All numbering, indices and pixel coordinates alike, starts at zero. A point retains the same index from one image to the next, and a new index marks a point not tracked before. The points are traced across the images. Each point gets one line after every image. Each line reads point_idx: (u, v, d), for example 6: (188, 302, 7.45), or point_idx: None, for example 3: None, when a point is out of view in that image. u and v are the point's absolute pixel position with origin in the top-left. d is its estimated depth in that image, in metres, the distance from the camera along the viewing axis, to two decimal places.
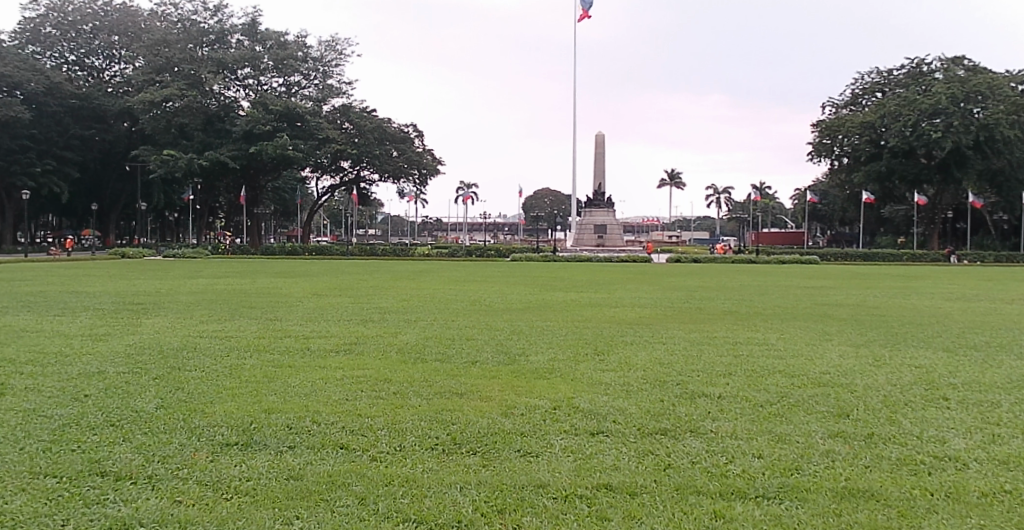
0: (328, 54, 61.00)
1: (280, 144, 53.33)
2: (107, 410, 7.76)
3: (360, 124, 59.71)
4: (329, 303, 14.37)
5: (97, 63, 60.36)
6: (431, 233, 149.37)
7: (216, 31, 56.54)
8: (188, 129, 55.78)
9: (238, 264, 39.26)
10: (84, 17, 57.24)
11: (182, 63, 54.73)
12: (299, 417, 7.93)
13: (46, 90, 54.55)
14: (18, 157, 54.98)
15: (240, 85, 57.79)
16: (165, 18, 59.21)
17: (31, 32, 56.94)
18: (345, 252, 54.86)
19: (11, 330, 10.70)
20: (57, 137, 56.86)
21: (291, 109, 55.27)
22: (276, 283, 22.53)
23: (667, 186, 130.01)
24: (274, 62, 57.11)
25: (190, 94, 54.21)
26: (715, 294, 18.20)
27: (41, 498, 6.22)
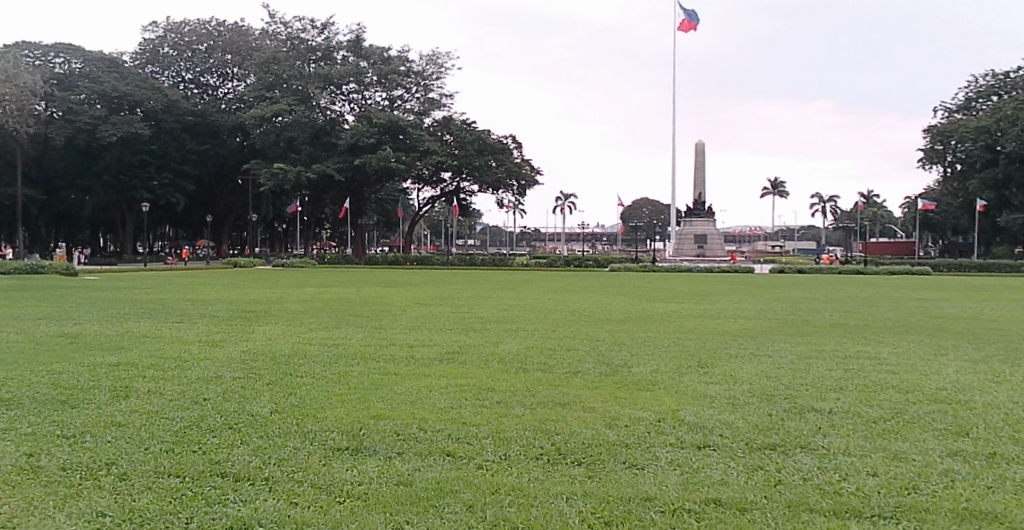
0: (429, 68, 61.41)
1: (384, 156, 54.45)
2: (226, 414, 7.97)
3: (461, 135, 59.99)
4: (429, 312, 14.54)
5: (212, 81, 63.86)
6: (530, 243, 150.11)
7: (323, 49, 58.36)
8: (296, 143, 57.63)
9: (345, 273, 40.49)
10: (200, 37, 60.84)
11: (291, 80, 57.08)
12: (406, 424, 7.98)
13: (164, 107, 58.18)
14: (138, 172, 57.77)
15: (345, 100, 59.25)
16: (274, 37, 60.74)
17: (151, 52, 61.56)
18: (445, 261, 55.73)
19: (134, 335, 11.16)
20: (174, 152, 59.57)
21: (393, 122, 56.25)
22: (380, 292, 22.95)
23: (768, 195, 127.11)
24: (378, 77, 58.43)
25: (298, 108, 56.02)
26: (822, 306, 17.65)
27: (165, 497, 6.43)
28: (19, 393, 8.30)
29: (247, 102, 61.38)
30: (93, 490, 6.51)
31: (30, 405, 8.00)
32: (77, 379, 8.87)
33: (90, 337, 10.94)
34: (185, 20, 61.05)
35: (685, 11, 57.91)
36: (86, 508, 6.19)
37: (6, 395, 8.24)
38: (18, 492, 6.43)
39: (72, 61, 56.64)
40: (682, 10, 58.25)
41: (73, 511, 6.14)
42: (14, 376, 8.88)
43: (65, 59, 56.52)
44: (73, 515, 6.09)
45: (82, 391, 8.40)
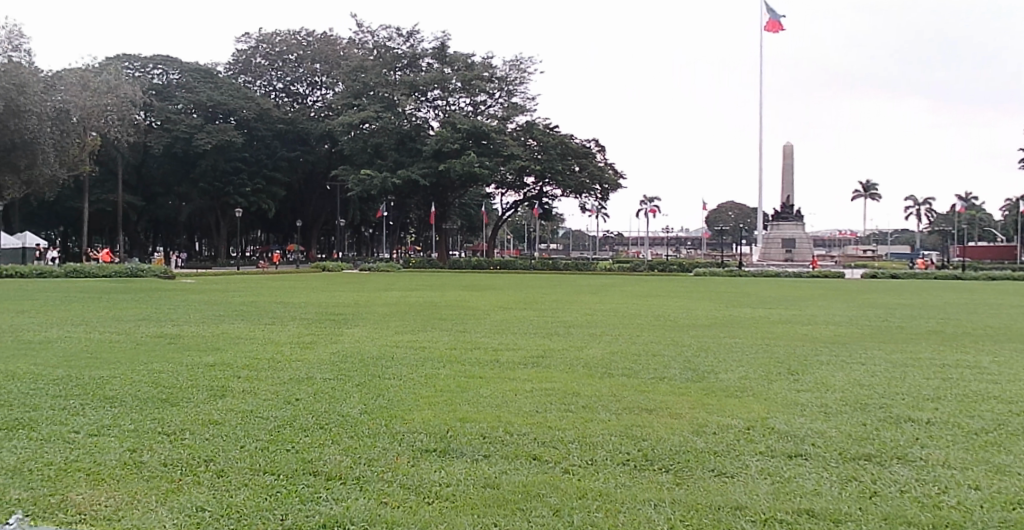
0: (513, 73, 61.48)
1: (468, 161, 55.16)
2: (317, 414, 8.14)
3: (544, 140, 59.45)
4: (513, 316, 14.63)
5: (302, 90, 65.71)
6: (613, 247, 149.45)
7: (408, 56, 60.06)
8: (383, 149, 59.11)
9: (430, 277, 41.14)
10: (289, 47, 62.92)
11: (378, 87, 58.75)
12: (492, 426, 8.00)
13: (257, 116, 60.49)
14: (232, 179, 59.62)
15: (430, 106, 60.33)
16: (361, 45, 62.57)
17: (243, 63, 64.41)
18: (528, 265, 56.02)
19: (228, 337, 11.54)
20: (265, 159, 61.83)
21: (478, 128, 56.46)
22: (465, 296, 23.13)
23: (859, 197, 123.74)
24: (462, 83, 58.50)
25: (385, 116, 57.73)
26: (920, 313, 17.07)
27: (262, 493, 6.59)
28: (122, 391, 8.66)
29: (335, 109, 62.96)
30: (192, 486, 6.71)
31: (133, 402, 8.34)
32: (175, 378, 9.18)
33: (186, 337, 11.34)
34: (277, 31, 63.55)
35: (770, 11, 57.08)
36: (186, 503, 6.38)
37: (110, 392, 8.64)
38: (123, 485, 6.68)
39: (170, 72, 60.21)
40: (767, 10, 57.41)
41: (174, 505, 6.34)
42: (118, 375, 9.26)
43: (164, 71, 60.04)
44: (174, 509, 6.29)
45: (180, 390, 8.68)
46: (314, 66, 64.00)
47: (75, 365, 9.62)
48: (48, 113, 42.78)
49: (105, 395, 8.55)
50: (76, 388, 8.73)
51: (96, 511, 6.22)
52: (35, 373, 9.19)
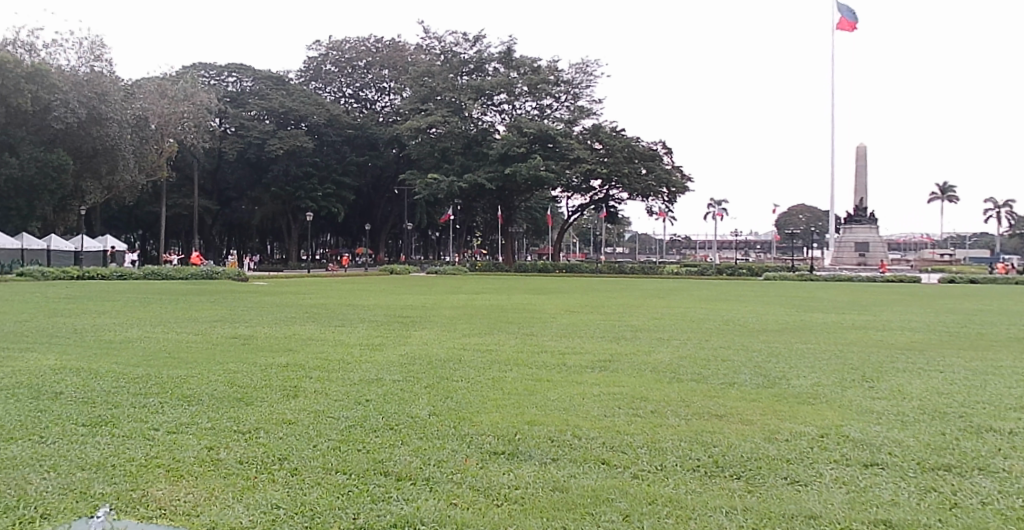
0: (578, 76, 61.19)
1: (534, 165, 55.10)
2: (387, 415, 8.25)
3: (610, 143, 58.11)
4: (580, 320, 14.58)
5: (371, 95, 67.34)
6: (680, 250, 147.81)
7: (475, 61, 60.32)
8: (450, 153, 60.11)
9: (497, 281, 41.40)
10: (358, 55, 64.50)
11: (444, 92, 59.00)
12: (560, 430, 7.99)
13: (327, 122, 61.79)
14: (303, 183, 60.90)
15: (496, 111, 60.54)
16: (429, 51, 63.67)
17: (315, 70, 66.19)
18: (594, 269, 55.89)
19: (299, 337, 11.78)
20: (335, 164, 62.97)
21: (543, 132, 56.96)
22: (532, 299, 23.15)
23: (936, 200, 119.76)
24: (528, 88, 58.87)
25: (451, 120, 58.17)
26: (1004, 320, 16.44)
27: (334, 492, 6.69)
28: (200, 390, 8.91)
29: (402, 114, 63.74)
30: (268, 483, 6.85)
31: (210, 401, 8.56)
32: (249, 378, 9.38)
33: (259, 338, 11.59)
34: (347, 39, 65.28)
35: (844, 10, 55.93)
36: (261, 501, 6.51)
37: (187, 391, 8.86)
38: (201, 482, 6.87)
39: (244, 79, 62.29)
40: (840, 8, 56.27)
41: (250, 502, 6.48)
42: (195, 374, 9.53)
43: (237, 79, 62.16)
44: (250, 506, 6.42)
45: (255, 390, 8.88)
46: (383, 72, 65.67)
47: (155, 364, 9.93)
48: (129, 121, 45.92)
49: (183, 394, 8.79)
50: (154, 386, 8.99)
51: (175, 506, 6.39)
52: (117, 372, 9.53)
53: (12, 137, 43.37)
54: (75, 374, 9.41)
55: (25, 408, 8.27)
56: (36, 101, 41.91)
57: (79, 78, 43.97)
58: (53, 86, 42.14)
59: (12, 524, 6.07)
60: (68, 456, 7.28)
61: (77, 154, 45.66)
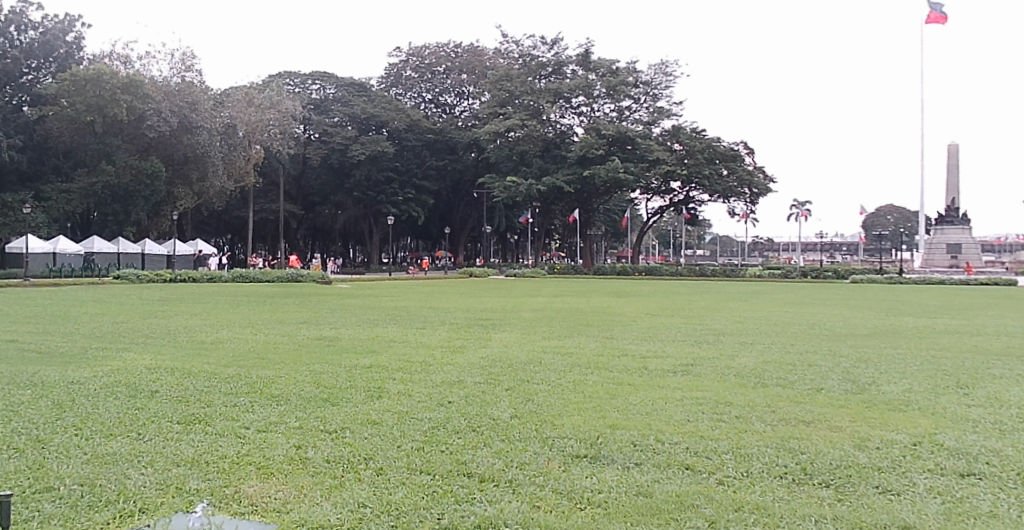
0: (658, 77, 60.60)
1: (612, 167, 54.96)
2: (470, 417, 8.31)
3: (691, 144, 57.76)
4: (660, 323, 14.45)
5: (449, 100, 68.10)
6: (763, 253, 144.69)
7: (553, 64, 60.76)
8: (528, 156, 60.36)
9: (574, 284, 41.45)
10: (438, 60, 65.11)
11: (523, 96, 59.20)
12: (643, 434, 7.93)
13: (407, 127, 62.79)
14: (384, 188, 61.75)
15: (575, 113, 60.54)
16: (507, 55, 64.54)
17: (395, 76, 67.31)
18: (675, 271, 55.35)
19: (382, 339, 11.99)
20: (415, 168, 63.46)
21: (622, 134, 56.66)
22: (610, 303, 23.03)
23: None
24: (607, 89, 59.05)
25: (530, 123, 57.88)
26: None
27: (419, 492, 6.78)
28: (287, 390, 9.15)
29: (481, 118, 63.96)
30: (354, 482, 6.99)
31: (298, 401, 8.77)
32: (334, 379, 9.59)
33: (343, 340, 11.84)
34: (427, 44, 65.71)
35: (933, 3, 54.04)
36: (349, 500, 6.65)
37: (276, 391, 9.11)
38: (290, 479, 7.04)
39: (326, 87, 64.43)
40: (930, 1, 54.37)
41: (337, 501, 6.61)
42: (282, 375, 9.80)
43: (321, 86, 64.17)
44: (338, 504, 6.56)
45: (340, 391, 9.07)
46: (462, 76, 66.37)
47: (244, 364, 10.23)
48: (219, 128, 48.30)
49: (271, 394, 9.04)
50: (244, 386, 9.27)
51: (266, 503, 6.57)
52: (209, 372, 9.87)
53: (109, 146, 45.90)
54: (169, 373, 9.79)
55: (123, 406, 8.63)
56: (131, 111, 44.59)
57: (171, 88, 47.03)
58: (146, 96, 44.81)
59: (113, 516, 6.32)
60: (165, 453, 7.56)
61: (168, 160, 48.35)
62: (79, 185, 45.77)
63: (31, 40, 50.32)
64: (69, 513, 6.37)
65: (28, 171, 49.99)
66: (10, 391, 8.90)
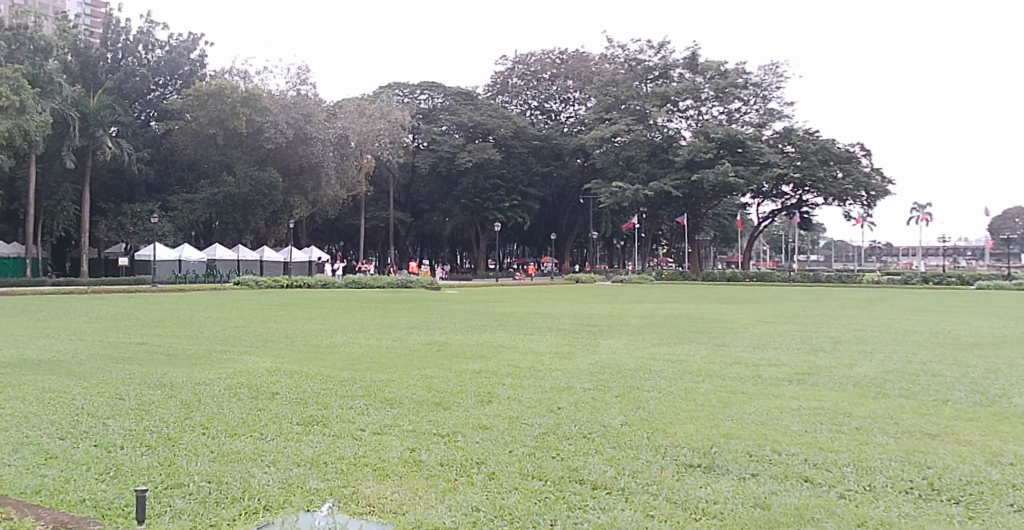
0: (768, 77, 59.50)
1: (722, 171, 53.87)
2: (581, 423, 8.34)
3: (803, 146, 56.07)
4: (773, 330, 14.12)
5: (555, 106, 68.74)
6: (880, 258, 139.13)
7: (660, 68, 60.19)
8: (635, 161, 59.48)
9: (681, 290, 40.96)
10: (544, 67, 66.24)
11: (629, 100, 59.57)
12: (759, 445, 7.77)
13: (514, 134, 63.64)
14: (490, 195, 62.36)
15: (681, 117, 59.79)
16: (613, 61, 64.78)
17: (501, 84, 68.43)
18: (786, 278, 54.03)
19: (491, 344, 12.15)
20: (522, 175, 64.25)
21: (732, 137, 55.40)
22: (719, 309, 22.69)
23: None
24: (715, 92, 58.23)
25: (636, 128, 58.06)
26: None
27: (532, 498, 6.81)
28: (400, 393, 9.40)
29: (587, 123, 64.67)
30: (467, 486, 7.09)
31: (411, 405, 8.99)
32: (446, 383, 9.79)
33: (453, 345, 12.08)
34: (532, 52, 66.70)
35: None
36: (462, 503, 6.72)
37: (390, 394, 9.36)
38: (406, 482, 7.19)
39: (435, 96, 66.08)
40: None
41: (452, 504, 6.70)
42: (395, 379, 10.06)
43: (430, 96, 66.00)
44: (452, 507, 6.65)
45: (452, 395, 9.26)
46: (568, 82, 67.14)
47: (358, 368, 10.55)
48: (331, 140, 50.85)
49: (385, 397, 9.29)
50: (358, 389, 9.55)
51: (383, 504, 6.71)
52: (325, 375, 10.23)
53: (230, 158, 48.89)
54: (287, 375, 10.20)
55: (246, 407, 9.03)
56: (250, 124, 47.15)
57: (287, 100, 49.48)
58: (264, 110, 47.08)
59: (239, 513, 6.59)
60: (285, 453, 7.85)
61: (286, 172, 51.07)
62: (202, 196, 48.38)
63: (159, 58, 52.98)
64: (198, 509, 6.66)
65: (155, 183, 53.22)
66: (141, 391, 9.46)
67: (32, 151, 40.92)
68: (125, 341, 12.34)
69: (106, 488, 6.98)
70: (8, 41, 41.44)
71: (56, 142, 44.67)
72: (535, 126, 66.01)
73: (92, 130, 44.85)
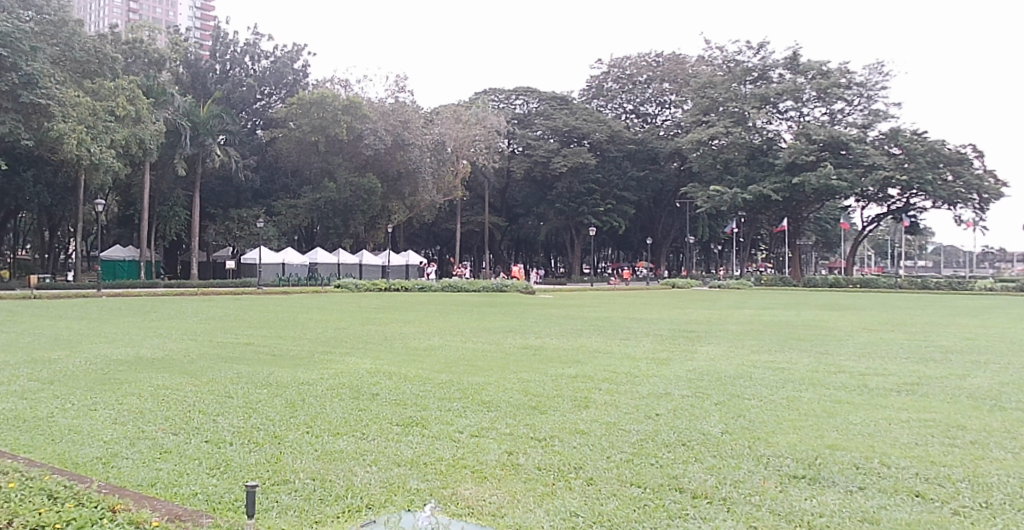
0: (873, 77, 57.13)
1: (824, 174, 52.36)
2: (679, 431, 8.28)
3: (910, 147, 53.55)
4: (880, 339, 13.69)
5: (651, 109, 68.22)
6: (994, 263, 132.13)
7: (759, 69, 58.77)
8: (734, 164, 58.92)
9: (782, 296, 39.95)
10: (640, 70, 65.74)
11: (727, 102, 58.16)
12: (866, 457, 7.57)
13: (609, 138, 63.36)
14: (585, 199, 62.67)
15: (782, 118, 58.21)
16: (711, 62, 63.09)
17: (597, 88, 68.88)
18: (893, 284, 52.17)
19: (588, 349, 12.17)
20: (616, 179, 64.30)
21: (835, 138, 53.80)
22: (821, 316, 22.13)
23: None
24: (817, 92, 56.35)
25: (735, 131, 56.94)
26: None
27: (631, 505, 6.77)
28: (497, 397, 9.53)
29: (684, 127, 63.93)
30: (565, 490, 7.10)
31: (507, 408, 9.11)
32: (542, 387, 9.89)
33: (549, 350, 12.13)
34: (627, 55, 66.66)
35: None
36: (560, 508, 6.72)
37: (486, 397, 9.51)
38: (504, 484, 7.26)
39: (530, 101, 66.02)
40: None
41: (550, 508, 6.72)
42: (492, 382, 10.21)
43: (525, 101, 66.06)
44: (550, 511, 6.66)
45: (548, 400, 9.34)
46: (664, 85, 66.07)
47: (456, 371, 10.74)
48: (429, 146, 51.35)
49: (482, 400, 9.43)
50: (456, 391, 9.74)
51: (482, 506, 6.78)
52: (423, 377, 10.44)
53: (330, 164, 50.01)
54: (387, 377, 10.46)
55: (348, 407, 9.30)
56: (351, 131, 48.91)
57: (386, 108, 50.66)
58: (364, 117, 48.69)
59: (343, 510, 6.76)
60: (386, 453, 8.05)
61: (384, 177, 52.15)
62: (305, 201, 50.10)
63: (264, 69, 55.07)
64: (304, 505, 6.88)
65: (261, 190, 55.22)
66: (249, 390, 9.86)
67: (144, 159, 42.64)
68: (234, 342, 12.80)
69: (217, 483, 7.29)
70: (126, 55, 44.11)
71: (168, 151, 46.25)
72: (631, 130, 65.81)
73: (201, 138, 46.39)
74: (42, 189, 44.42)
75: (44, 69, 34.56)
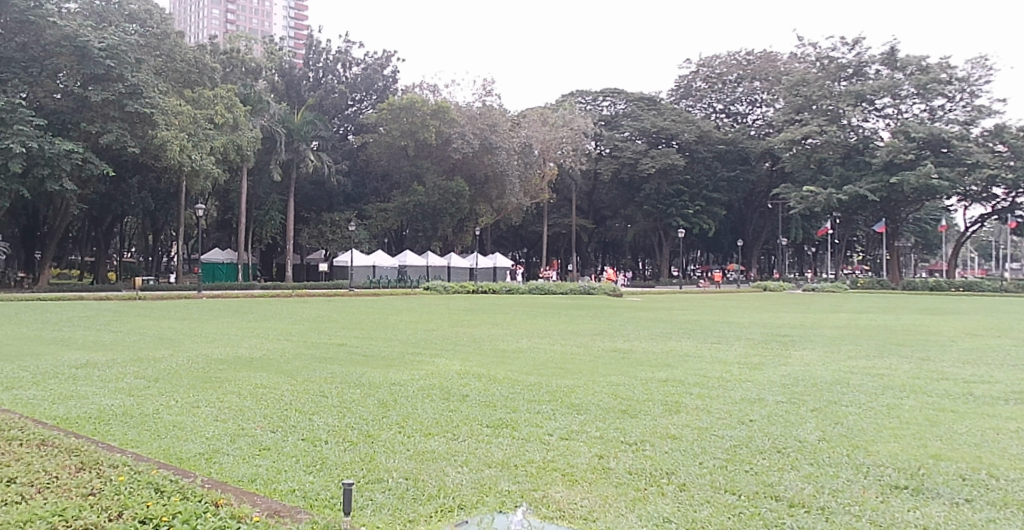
0: (976, 71, 54.59)
1: (924, 172, 50.14)
2: (774, 437, 8.17)
3: (1017, 144, 50.80)
4: (986, 345, 13.12)
5: (741, 109, 67.17)
6: None
7: (854, 66, 56.81)
8: (828, 163, 57.69)
9: (879, 300, 38.70)
10: (729, 69, 64.98)
11: (821, 100, 56.79)
12: (973, 468, 7.31)
13: (698, 139, 62.43)
14: (673, 202, 62.01)
15: (879, 116, 56.15)
16: (803, 59, 61.13)
17: (685, 88, 68.29)
18: (999, 287, 50.02)
19: (677, 353, 12.07)
20: (706, 180, 63.68)
21: (935, 135, 51.58)
22: (923, 321, 21.29)
23: None
24: (916, 88, 53.96)
25: (829, 129, 55.53)
26: None
27: (726, 512, 6.68)
28: (586, 400, 9.59)
29: (777, 126, 62.63)
30: (657, 495, 7.06)
31: (597, 412, 9.14)
32: (632, 391, 9.90)
33: (637, 353, 12.07)
34: (716, 55, 65.78)
35: None
36: (653, 513, 6.68)
37: (575, 401, 9.58)
38: (595, 488, 7.26)
39: (617, 103, 66.03)
40: None
41: (642, 513, 6.69)
42: (581, 384, 10.27)
43: (612, 102, 66.11)
44: (643, 517, 6.63)
45: (638, 404, 9.34)
46: (755, 84, 64.99)
47: (545, 373, 10.83)
48: (515, 149, 51.82)
49: (571, 403, 9.49)
50: (546, 394, 9.84)
51: (573, 509, 6.81)
52: (513, 379, 10.57)
53: (420, 169, 50.74)
54: (477, 379, 10.63)
55: (439, 407, 9.46)
56: (439, 135, 49.38)
57: (474, 112, 51.24)
58: (452, 121, 49.37)
59: (436, 510, 6.88)
60: (477, 453, 8.17)
61: (472, 181, 52.88)
62: (395, 204, 50.73)
63: (355, 75, 56.43)
64: (397, 504, 7.03)
65: (352, 194, 56.34)
66: (343, 389, 10.13)
67: (243, 165, 44.15)
68: (327, 342, 13.17)
69: (314, 480, 7.52)
70: (224, 64, 45.01)
71: (265, 156, 48.21)
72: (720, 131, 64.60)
73: (296, 144, 47.85)
74: (146, 196, 46.53)
75: (148, 80, 36.20)
